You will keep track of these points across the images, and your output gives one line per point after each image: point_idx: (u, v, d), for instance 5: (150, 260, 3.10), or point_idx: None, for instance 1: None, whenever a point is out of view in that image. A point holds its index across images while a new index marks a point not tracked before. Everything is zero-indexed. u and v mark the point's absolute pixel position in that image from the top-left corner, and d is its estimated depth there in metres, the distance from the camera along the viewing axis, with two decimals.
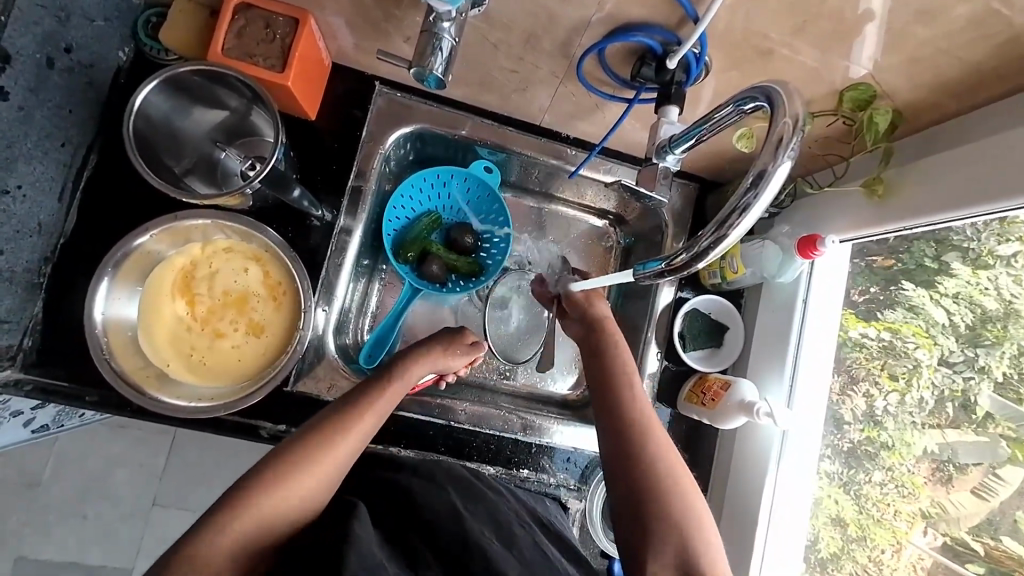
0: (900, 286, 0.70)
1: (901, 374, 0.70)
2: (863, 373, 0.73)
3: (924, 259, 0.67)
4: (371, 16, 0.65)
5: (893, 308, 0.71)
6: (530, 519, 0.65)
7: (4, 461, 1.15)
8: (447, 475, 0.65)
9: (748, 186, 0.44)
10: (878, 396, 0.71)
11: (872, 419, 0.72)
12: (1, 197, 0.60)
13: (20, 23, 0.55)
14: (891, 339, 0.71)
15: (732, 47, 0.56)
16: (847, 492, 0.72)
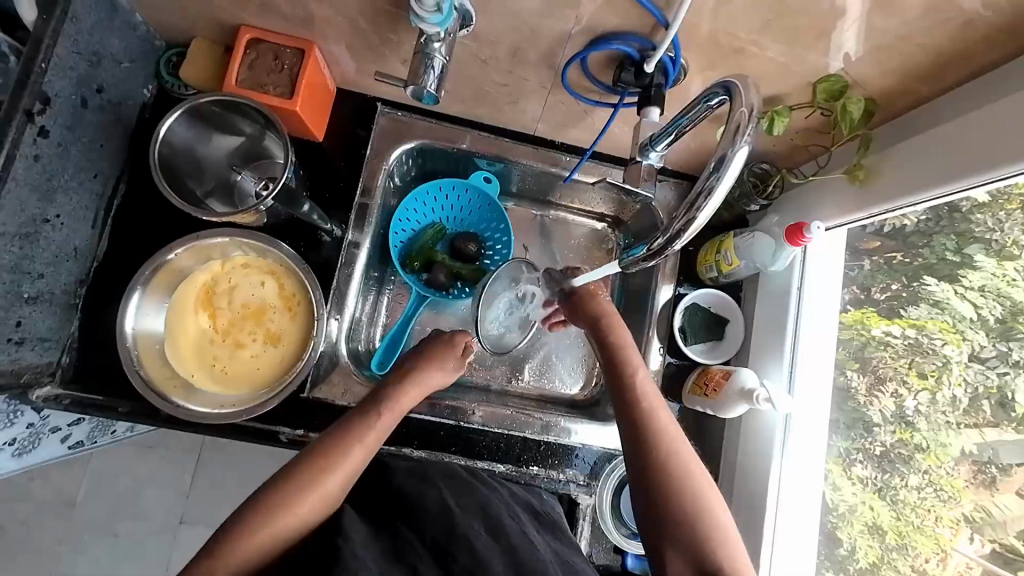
0: (924, 282, 0.70)
1: (929, 372, 0.68)
2: (891, 373, 0.72)
3: (945, 253, 0.67)
4: (370, 40, 0.71)
5: (917, 304, 0.70)
6: (524, 518, 0.67)
7: (43, 483, 1.21)
8: (444, 476, 0.68)
9: (710, 170, 0.47)
10: (908, 395, 0.70)
11: (904, 419, 0.70)
12: (42, 225, 0.66)
13: (57, 68, 0.62)
14: (917, 336, 0.70)
15: (703, 49, 0.59)
16: (883, 498, 0.70)
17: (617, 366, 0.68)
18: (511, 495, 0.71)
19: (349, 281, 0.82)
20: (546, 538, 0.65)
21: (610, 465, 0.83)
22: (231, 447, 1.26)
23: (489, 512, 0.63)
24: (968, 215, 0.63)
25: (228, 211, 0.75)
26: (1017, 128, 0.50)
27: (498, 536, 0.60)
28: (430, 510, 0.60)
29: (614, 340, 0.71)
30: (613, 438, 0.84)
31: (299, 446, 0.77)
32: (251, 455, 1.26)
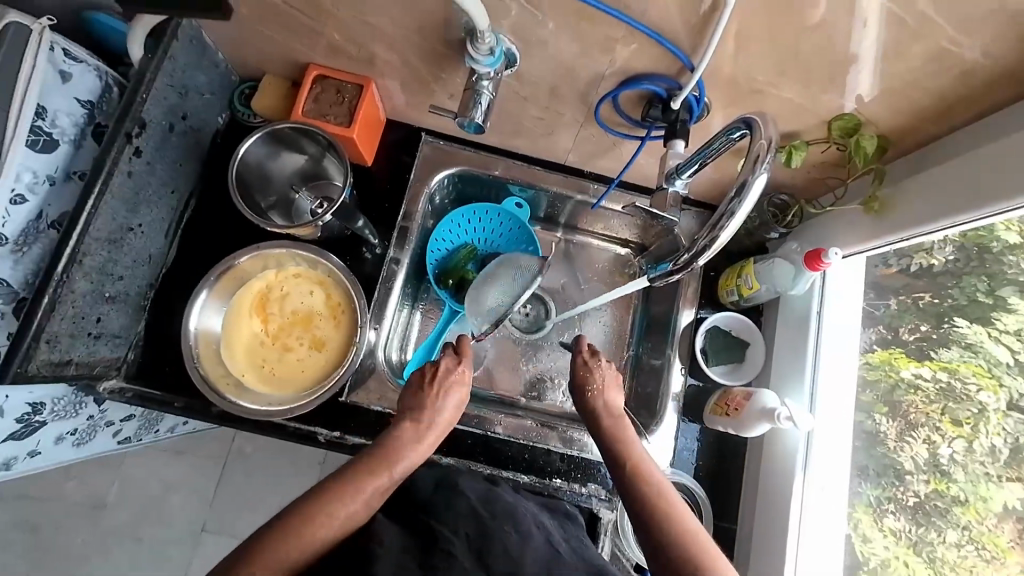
0: (954, 324, 0.72)
1: (964, 419, 0.70)
2: (922, 419, 0.73)
3: (977, 295, 0.71)
4: (422, 78, 0.79)
5: (949, 347, 0.72)
6: (548, 527, 0.69)
7: (77, 484, 1.27)
8: (473, 488, 0.69)
9: (732, 196, 0.52)
10: (942, 442, 0.72)
11: (938, 469, 0.72)
12: (127, 233, 0.75)
13: (155, 98, 0.72)
14: (949, 381, 0.72)
15: (724, 89, 0.66)
16: (918, 554, 0.71)
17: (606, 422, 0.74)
18: (534, 506, 0.73)
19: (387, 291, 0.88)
20: (568, 547, 0.68)
21: None
22: (256, 456, 1.31)
23: (516, 518, 0.65)
24: (999, 257, 0.67)
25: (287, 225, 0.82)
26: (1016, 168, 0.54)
27: (525, 537, 0.62)
28: (461, 512, 0.63)
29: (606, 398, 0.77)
30: None
31: (336, 447, 0.81)
32: (275, 464, 1.31)
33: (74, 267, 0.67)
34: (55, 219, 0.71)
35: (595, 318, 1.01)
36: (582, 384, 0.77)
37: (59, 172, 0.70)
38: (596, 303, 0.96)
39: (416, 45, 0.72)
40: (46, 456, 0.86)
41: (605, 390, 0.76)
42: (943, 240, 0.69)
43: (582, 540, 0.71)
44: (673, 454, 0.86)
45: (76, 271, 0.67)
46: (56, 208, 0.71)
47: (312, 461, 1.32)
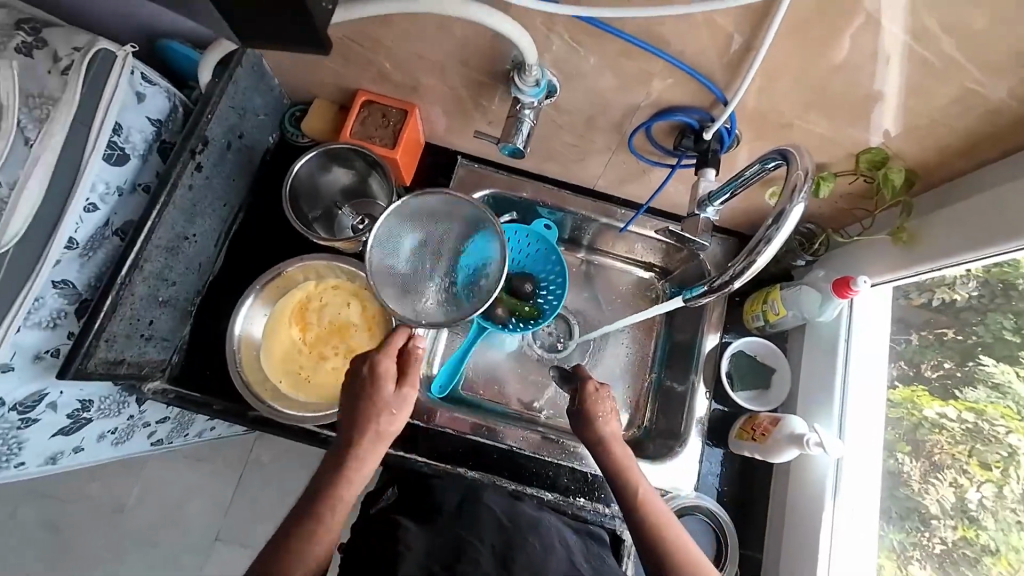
0: (980, 362, 0.73)
1: (993, 462, 0.71)
2: (949, 460, 0.74)
3: (1003, 332, 0.71)
4: (463, 105, 0.84)
5: (975, 387, 0.73)
6: (571, 542, 0.70)
7: (99, 487, 1.29)
8: (501, 504, 0.70)
9: (769, 224, 0.54)
10: (971, 486, 0.72)
11: (968, 515, 0.72)
12: (183, 241, 0.80)
13: (218, 118, 0.78)
14: (976, 422, 0.72)
15: (755, 122, 0.69)
16: None
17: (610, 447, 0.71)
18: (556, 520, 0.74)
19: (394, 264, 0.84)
20: (591, 563, 0.68)
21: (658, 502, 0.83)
22: (274, 466, 1.32)
23: (540, 532, 0.66)
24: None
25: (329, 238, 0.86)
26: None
27: (549, 549, 0.64)
28: (488, 524, 0.64)
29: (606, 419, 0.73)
30: (658, 476, 0.85)
31: (365, 456, 0.82)
32: (292, 475, 1.32)
33: (135, 271, 0.71)
34: (120, 226, 0.76)
35: (617, 338, 1.03)
36: (589, 411, 0.73)
37: (127, 183, 0.75)
38: (621, 324, 0.99)
39: (462, 76, 0.77)
40: (88, 452, 0.90)
41: (610, 420, 0.73)
42: (967, 275, 0.70)
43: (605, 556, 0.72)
44: (697, 477, 0.86)
45: (137, 275, 0.72)
46: (121, 216, 0.76)
47: None
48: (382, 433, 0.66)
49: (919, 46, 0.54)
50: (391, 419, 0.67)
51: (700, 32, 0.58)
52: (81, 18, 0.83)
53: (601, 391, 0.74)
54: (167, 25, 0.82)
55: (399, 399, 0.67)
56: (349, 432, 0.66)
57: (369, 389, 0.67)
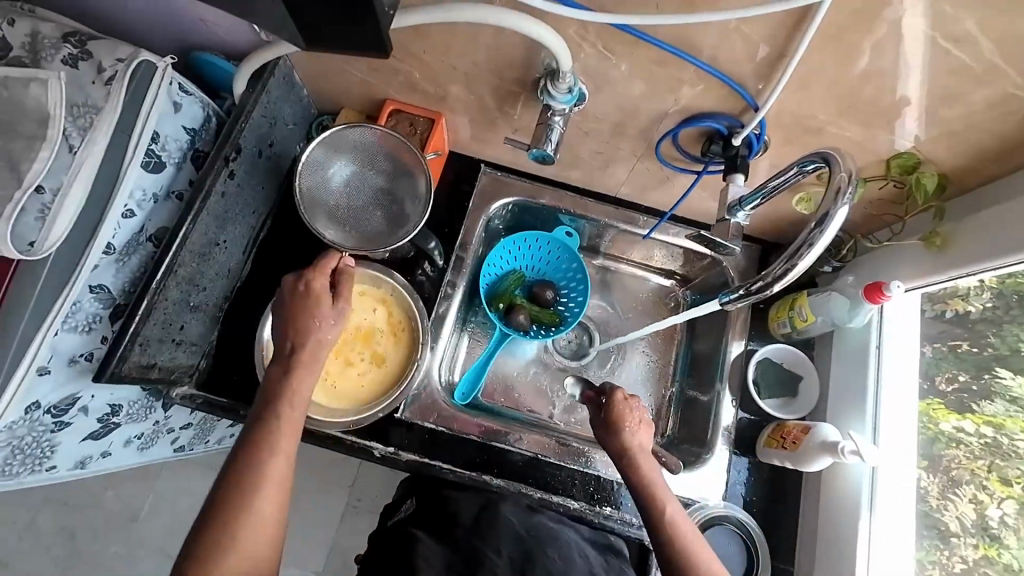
0: (996, 374, 0.72)
1: (1013, 478, 0.69)
2: (967, 476, 0.72)
3: (1018, 344, 0.70)
4: (489, 114, 0.85)
5: (992, 400, 0.72)
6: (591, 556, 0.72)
7: (115, 494, 1.29)
8: (519, 514, 0.72)
9: (813, 227, 0.55)
10: (991, 503, 0.71)
11: (989, 533, 0.70)
12: (215, 247, 0.81)
13: (251, 127, 0.80)
14: (994, 436, 0.71)
15: (784, 128, 0.69)
16: None
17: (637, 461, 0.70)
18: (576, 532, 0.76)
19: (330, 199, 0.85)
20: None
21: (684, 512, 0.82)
22: None
23: (558, 544, 0.69)
24: None
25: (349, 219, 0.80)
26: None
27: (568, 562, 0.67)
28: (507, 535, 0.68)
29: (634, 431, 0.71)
30: (684, 484, 0.84)
31: (390, 462, 0.82)
32: (305, 485, 1.30)
33: (169, 276, 0.72)
34: (154, 233, 0.77)
35: (638, 346, 1.03)
36: (617, 423, 0.72)
37: (162, 191, 0.77)
38: (642, 332, 0.98)
39: (490, 85, 0.78)
40: (116, 457, 0.90)
41: (638, 433, 0.72)
42: (981, 287, 0.70)
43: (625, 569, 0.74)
44: (725, 486, 0.85)
45: (171, 280, 0.73)
46: (156, 223, 0.77)
47: (341, 483, 1.30)
48: (319, 352, 0.68)
49: (955, 50, 0.54)
50: (326, 334, 0.69)
51: (733, 39, 0.59)
52: (121, 31, 0.85)
53: (631, 403, 0.73)
54: (203, 38, 0.84)
55: (336, 311, 0.70)
56: (290, 359, 0.67)
57: (304, 304, 0.69)
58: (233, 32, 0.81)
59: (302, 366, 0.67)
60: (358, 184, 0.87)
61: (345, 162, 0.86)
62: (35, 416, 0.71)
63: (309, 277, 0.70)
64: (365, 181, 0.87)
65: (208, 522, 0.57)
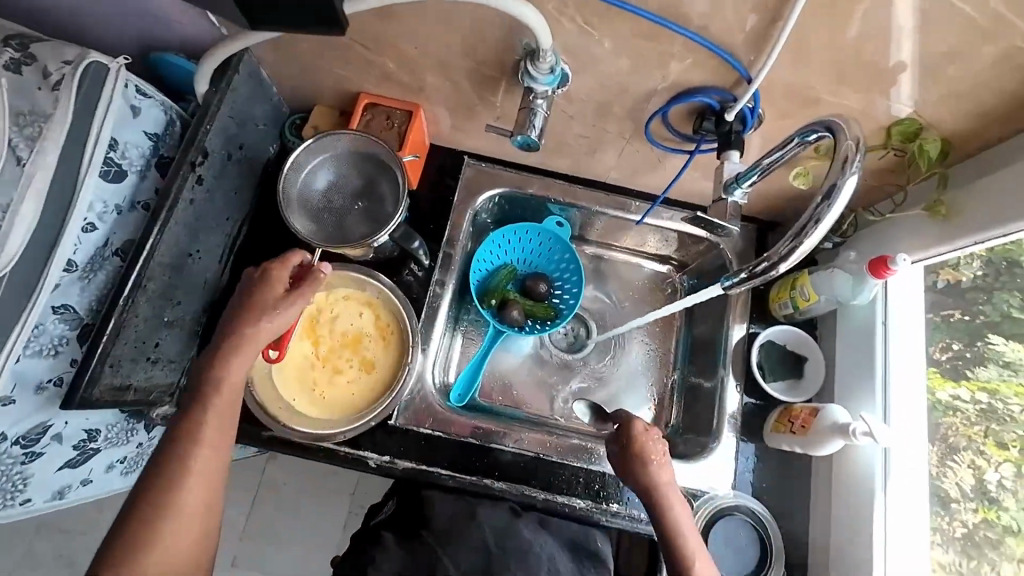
0: (988, 340, 0.71)
1: (1009, 442, 0.68)
2: (963, 442, 0.71)
3: (1009, 310, 0.69)
4: (470, 102, 0.81)
5: (985, 366, 0.71)
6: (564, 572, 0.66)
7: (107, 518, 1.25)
8: (493, 522, 0.70)
9: (820, 200, 0.51)
10: (989, 467, 0.69)
11: (987, 496, 0.68)
12: (187, 259, 0.77)
13: (217, 128, 0.75)
14: (989, 401, 0.70)
15: (780, 100, 0.66)
16: None
17: (662, 503, 0.65)
18: (555, 544, 0.71)
19: (301, 200, 0.81)
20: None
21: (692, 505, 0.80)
22: (285, 487, 1.26)
23: (527, 555, 0.65)
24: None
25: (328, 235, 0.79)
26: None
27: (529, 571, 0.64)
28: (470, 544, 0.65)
29: (659, 470, 0.67)
30: (690, 475, 0.82)
31: (386, 472, 0.79)
32: (304, 497, 1.26)
33: (138, 291, 0.68)
34: (119, 247, 0.73)
35: (636, 335, 1.00)
36: (643, 461, 0.67)
37: (125, 202, 0.72)
38: (641, 322, 0.95)
39: (469, 70, 0.74)
40: (99, 484, 0.86)
41: (663, 468, 0.67)
42: (971, 256, 0.69)
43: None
44: (734, 474, 0.82)
45: (140, 295, 0.69)
46: (121, 236, 0.73)
47: (341, 492, 1.27)
48: (258, 338, 0.66)
49: (961, 4, 0.51)
50: (272, 323, 0.67)
51: (723, 6, 0.55)
52: (73, 32, 0.80)
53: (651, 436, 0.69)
54: (163, 37, 0.80)
55: (287, 304, 0.68)
56: (219, 343, 0.64)
57: (258, 288, 0.68)
58: (193, 28, 0.76)
59: (232, 349, 0.64)
60: (336, 199, 0.82)
61: (338, 171, 0.82)
62: (2, 449, 0.67)
63: (272, 265, 0.70)
64: (345, 198, 0.82)
65: (126, 525, 0.56)
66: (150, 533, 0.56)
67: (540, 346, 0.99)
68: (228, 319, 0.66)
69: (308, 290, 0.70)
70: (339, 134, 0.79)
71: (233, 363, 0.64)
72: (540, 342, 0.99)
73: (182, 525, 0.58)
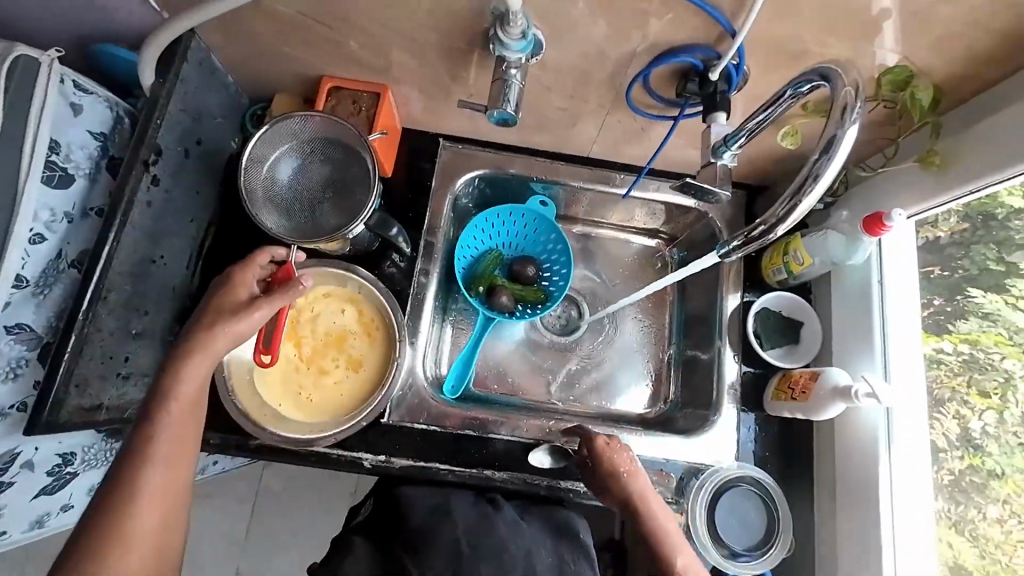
0: (968, 294, 0.71)
1: (992, 390, 0.68)
2: (948, 393, 0.71)
3: (988, 263, 0.70)
4: (440, 79, 0.76)
5: (966, 318, 0.71)
6: (542, 568, 0.62)
7: None
8: (468, 517, 0.66)
9: (819, 155, 0.49)
10: (973, 416, 0.69)
11: (972, 443, 0.69)
12: (150, 265, 0.72)
13: (169, 123, 0.70)
14: (971, 352, 0.70)
15: (765, 55, 0.62)
16: (961, 533, 0.68)
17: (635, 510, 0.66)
18: (535, 536, 0.68)
19: (265, 191, 0.76)
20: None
21: (697, 480, 0.79)
22: (283, 494, 1.23)
23: (503, 556, 0.61)
24: (1005, 223, 0.67)
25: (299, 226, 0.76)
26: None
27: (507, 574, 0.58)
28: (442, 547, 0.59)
29: (626, 477, 0.68)
30: (695, 451, 0.80)
31: (382, 472, 0.76)
32: (303, 501, 1.23)
33: (98, 303, 0.63)
34: (75, 258, 0.68)
35: (630, 312, 0.98)
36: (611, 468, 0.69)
37: (76, 209, 0.67)
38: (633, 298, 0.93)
39: (436, 44, 0.69)
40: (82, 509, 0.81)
41: (632, 474, 0.69)
42: (948, 212, 0.70)
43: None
44: (737, 445, 0.81)
45: (101, 308, 0.64)
46: (75, 246, 0.67)
47: (341, 494, 1.24)
48: (213, 345, 0.61)
49: None
50: (229, 329, 0.62)
51: None
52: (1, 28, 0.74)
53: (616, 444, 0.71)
54: (102, 28, 0.73)
55: (248, 309, 0.64)
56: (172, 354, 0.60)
57: (219, 293, 0.65)
58: (133, 15, 0.70)
59: (185, 353, 0.60)
60: (301, 190, 0.78)
61: (304, 160, 0.78)
62: None
63: (234, 269, 0.67)
64: (311, 189, 0.78)
65: (72, 550, 0.53)
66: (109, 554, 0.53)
67: (533, 330, 0.96)
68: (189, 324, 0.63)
69: (270, 297, 0.65)
70: (303, 117, 0.74)
71: (183, 374, 0.60)
72: (532, 326, 0.96)
73: (137, 542, 0.54)
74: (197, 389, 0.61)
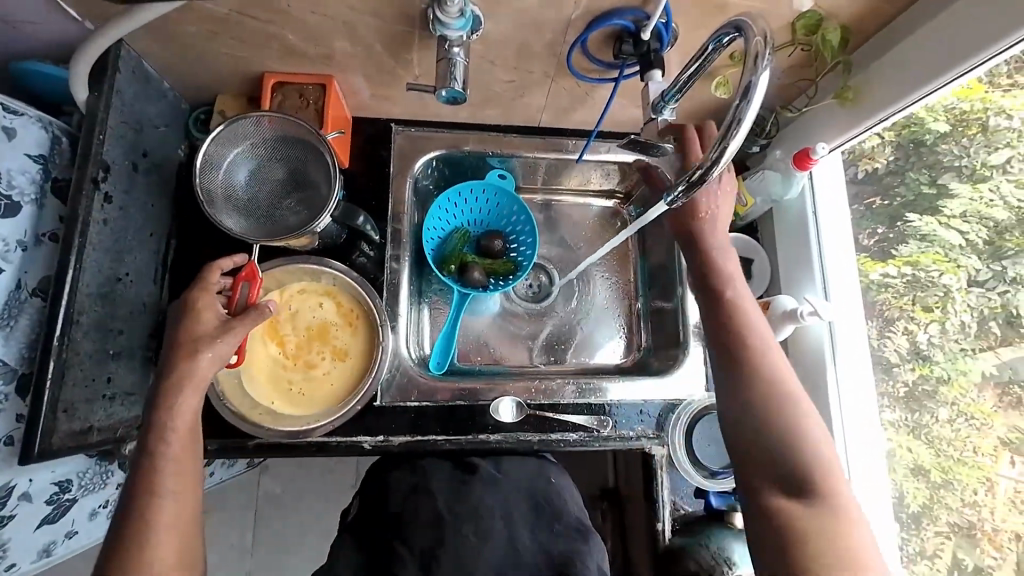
0: (906, 219, 0.77)
1: (934, 304, 0.73)
2: (897, 313, 0.77)
3: (922, 187, 0.75)
4: (385, 64, 0.77)
5: (906, 242, 0.76)
6: (518, 519, 0.73)
7: None
8: (442, 485, 0.75)
9: (738, 101, 0.53)
10: (919, 330, 0.75)
11: (920, 355, 0.75)
12: (117, 284, 0.71)
13: (112, 138, 0.68)
14: (914, 273, 0.75)
15: (690, 12, 0.66)
16: (919, 438, 0.74)
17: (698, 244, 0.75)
18: (514, 485, 0.77)
19: (222, 194, 0.75)
20: (535, 532, 0.73)
21: (674, 415, 0.86)
22: (287, 495, 1.25)
23: (479, 519, 0.72)
24: (934, 148, 0.73)
25: (259, 231, 0.76)
26: (970, 29, 0.59)
27: (484, 538, 0.70)
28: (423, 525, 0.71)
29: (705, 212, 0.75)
30: (671, 388, 0.87)
31: (383, 451, 0.79)
32: (309, 498, 1.26)
33: (72, 327, 0.63)
34: (36, 286, 0.66)
35: (597, 271, 1.03)
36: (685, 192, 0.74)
37: (28, 236, 0.65)
38: (596, 256, 0.98)
39: (377, 30, 0.69)
40: (87, 533, 0.81)
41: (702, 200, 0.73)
42: (883, 143, 0.78)
43: (555, 515, 0.74)
44: (707, 379, 0.89)
45: (76, 331, 0.64)
46: (34, 274, 0.66)
47: (344, 486, 1.27)
48: (198, 374, 0.63)
49: None
50: (213, 353, 0.64)
51: None
52: None
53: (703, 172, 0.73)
54: (20, 43, 0.70)
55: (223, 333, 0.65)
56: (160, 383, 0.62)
57: (184, 322, 0.65)
58: (53, 28, 0.67)
59: (176, 387, 0.61)
60: (259, 193, 0.78)
61: (261, 162, 0.78)
62: None
63: (194, 293, 0.67)
64: (270, 191, 0.78)
65: None
66: (133, 564, 0.55)
67: (508, 300, 1.00)
68: (164, 362, 0.63)
69: (244, 317, 0.67)
70: (258, 117, 0.74)
71: (178, 405, 0.61)
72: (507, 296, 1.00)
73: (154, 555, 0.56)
74: (192, 420, 0.62)
